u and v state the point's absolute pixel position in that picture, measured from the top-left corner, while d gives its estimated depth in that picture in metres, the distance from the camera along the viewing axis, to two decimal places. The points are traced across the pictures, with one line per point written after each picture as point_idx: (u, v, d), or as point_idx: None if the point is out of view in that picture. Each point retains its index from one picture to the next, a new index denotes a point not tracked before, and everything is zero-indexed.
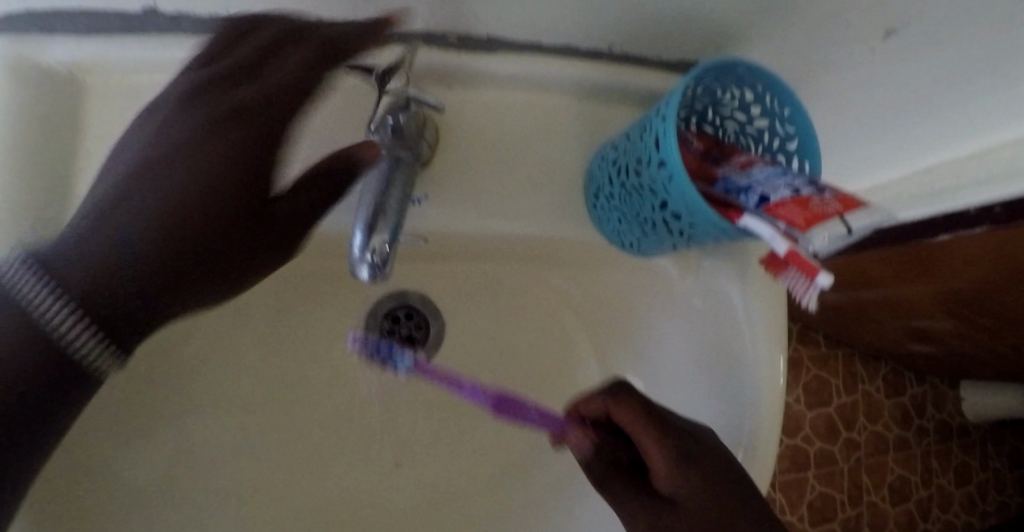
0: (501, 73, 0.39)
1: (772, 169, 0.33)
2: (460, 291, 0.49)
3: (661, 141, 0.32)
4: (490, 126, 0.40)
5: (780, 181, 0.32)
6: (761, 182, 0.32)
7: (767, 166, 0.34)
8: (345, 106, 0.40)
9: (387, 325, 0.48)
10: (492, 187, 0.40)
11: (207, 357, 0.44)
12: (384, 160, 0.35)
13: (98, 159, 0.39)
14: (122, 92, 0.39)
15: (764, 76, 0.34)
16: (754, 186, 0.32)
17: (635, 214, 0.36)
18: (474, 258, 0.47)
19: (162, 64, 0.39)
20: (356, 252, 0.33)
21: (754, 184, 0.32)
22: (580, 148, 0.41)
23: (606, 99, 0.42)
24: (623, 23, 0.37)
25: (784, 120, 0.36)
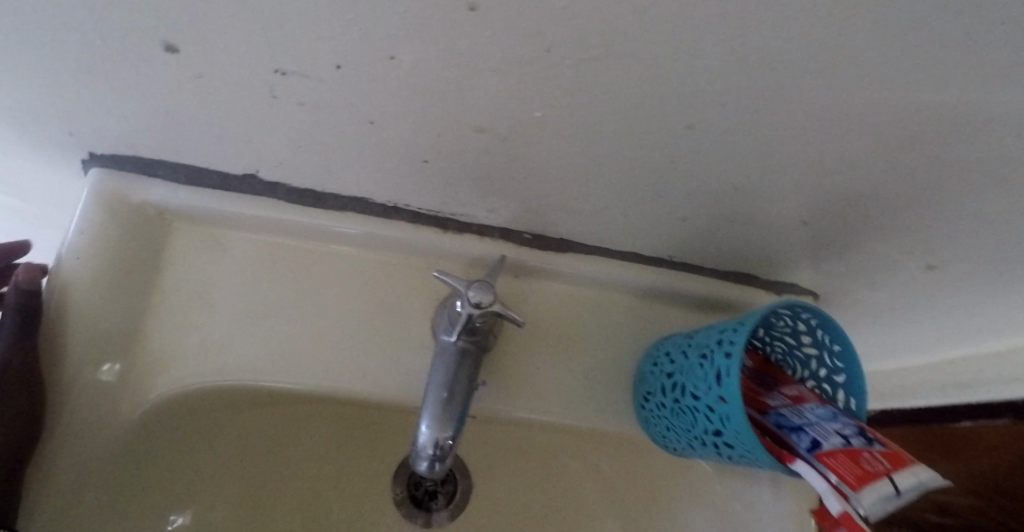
0: (563, 268, 0.42)
1: (824, 411, 0.35)
2: (492, 473, 0.47)
3: (724, 377, 0.34)
4: (547, 314, 0.43)
5: (831, 425, 0.34)
6: (814, 424, 0.34)
7: (818, 404, 0.36)
8: (412, 284, 0.43)
9: (413, 476, 0.47)
10: (545, 373, 0.42)
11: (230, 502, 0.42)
12: (454, 352, 0.37)
13: (170, 294, 0.41)
14: (203, 239, 0.42)
15: (816, 316, 0.37)
16: (806, 428, 0.34)
17: (686, 431, 0.38)
18: (509, 437, 0.47)
19: (246, 221, 0.42)
20: (422, 441, 0.35)
21: (806, 425, 0.34)
22: (626, 338, 0.44)
23: (657, 297, 0.44)
24: (680, 243, 0.41)
25: (834, 354, 0.38)
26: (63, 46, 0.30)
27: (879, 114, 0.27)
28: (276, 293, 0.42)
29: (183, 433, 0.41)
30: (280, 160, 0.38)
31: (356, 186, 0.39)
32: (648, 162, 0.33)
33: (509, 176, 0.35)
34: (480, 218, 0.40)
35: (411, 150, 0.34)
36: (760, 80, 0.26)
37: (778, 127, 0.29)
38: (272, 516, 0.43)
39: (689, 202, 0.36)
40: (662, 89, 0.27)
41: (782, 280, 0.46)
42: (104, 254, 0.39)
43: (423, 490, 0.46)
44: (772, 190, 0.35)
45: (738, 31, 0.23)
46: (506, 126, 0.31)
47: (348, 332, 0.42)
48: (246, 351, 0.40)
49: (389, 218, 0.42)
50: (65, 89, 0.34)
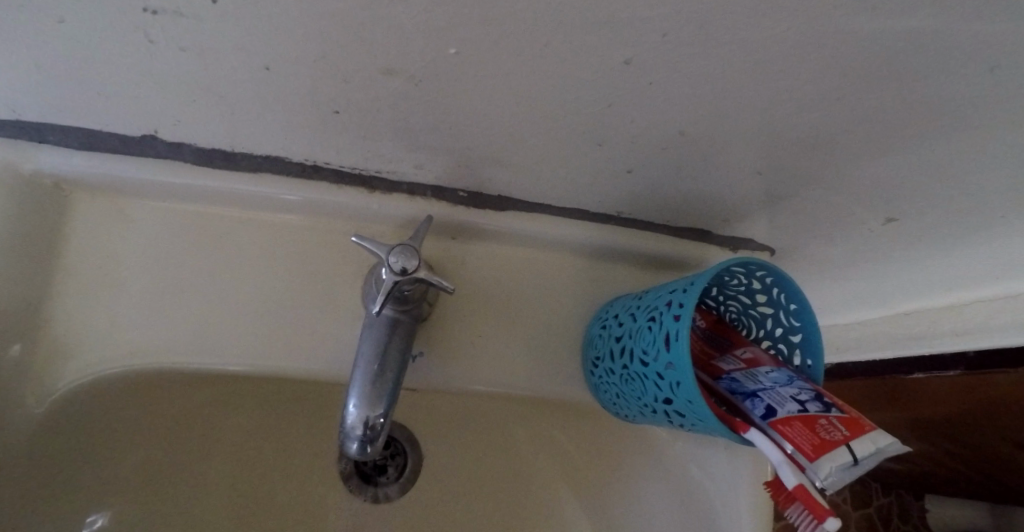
0: (505, 229, 0.39)
1: (779, 375, 0.34)
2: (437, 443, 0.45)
3: (673, 343, 0.32)
4: (489, 280, 0.39)
5: (786, 390, 0.33)
6: (768, 390, 0.33)
7: (773, 368, 0.35)
8: (341, 253, 0.39)
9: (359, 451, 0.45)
10: (487, 344, 0.39)
11: (155, 480, 0.41)
12: (382, 324, 0.34)
13: (79, 273, 0.37)
14: (107, 211, 0.38)
15: (772, 273, 0.35)
16: (761, 394, 0.33)
17: (636, 397, 0.36)
18: (454, 408, 0.45)
19: (150, 188, 0.37)
20: (350, 422, 0.32)
21: (761, 391, 0.33)
22: (576, 303, 0.41)
23: (609, 257, 0.41)
24: (632, 198, 0.38)
25: (789, 312, 0.36)
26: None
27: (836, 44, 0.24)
28: (191, 267, 0.38)
29: (98, 423, 0.38)
30: (177, 117, 0.34)
31: (268, 145, 0.35)
32: (583, 108, 0.29)
33: (432, 128, 0.31)
34: (410, 177, 0.36)
35: (318, 101, 0.30)
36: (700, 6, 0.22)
37: (725, 64, 0.26)
38: (204, 499, 0.42)
39: (635, 152, 0.33)
40: (590, 18, 0.23)
41: (739, 236, 0.43)
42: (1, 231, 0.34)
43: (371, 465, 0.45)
44: (722, 137, 0.32)
45: None
46: (419, 69, 0.27)
47: (271, 308, 0.38)
48: (160, 331, 0.37)
49: (310, 180, 0.37)
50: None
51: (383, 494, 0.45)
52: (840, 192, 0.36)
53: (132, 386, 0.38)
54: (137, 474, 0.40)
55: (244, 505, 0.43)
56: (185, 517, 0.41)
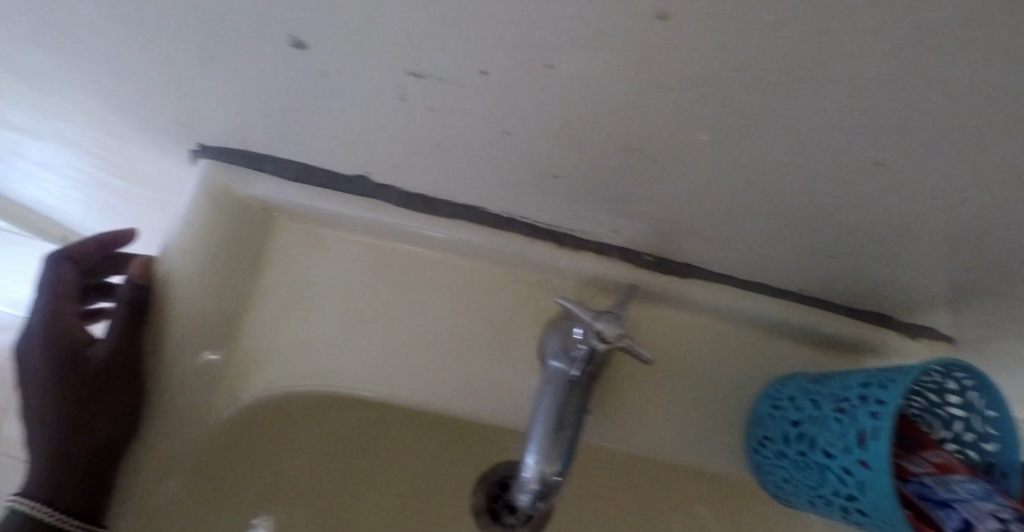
0: (680, 295, 0.39)
1: (977, 488, 0.32)
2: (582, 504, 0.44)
3: (869, 439, 0.30)
4: (655, 342, 0.40)
5: (986, 505, 0.31)
6: (964, 502, 0.32)
7: (967, 476, 0.33)
8: (517, 299, 0.41)
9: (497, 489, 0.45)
10: (650, 407, 0.39)
11: (314, 492, 0.42)
12: (564, 382, 0.34)
13: (276, 290, 0.41)
14: (306, 238, 0.42)
15: (978, 379, 0.34)
16: (955, 504, 0.32)
17: (809, 487, 0.34)
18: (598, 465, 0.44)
19: (352, 221, 0.41)
20: (525, 474, 0.33)
21: (956, 502, 0.32)
22: (741, 374, 0.40)
23: (778, 333, 0.41)
24: (820, 278, 0.37)
25: (986, 419, 0.35)
26: (185, 36, 0.30)
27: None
28: (377, 296, 0.41)
29: (272, 434, 0.40)
30: (395, 163, 0.37)
31: (471, 195, 0.37)
32: (805, 195, 0.29)
33: (644, 197, 0.32)
34: (598, 236, 0.38)
35: (541, 164, 0.32)
36: (987, 116, 0.22)
37: (985, 171, 0.25)
38: (353, 524, 0.42)
39: (845, 239, 0.32)
40: (861, 120, 0.24)
41: (921, 325, 0.41)
42: (217, 246, 0.39)
43: (502, 503, 0.44)
44: (948, 233, 0.30)
45: (976, 58, 0.19)
46: (655, 146, 0.28)
47: (446, 345, 0.40)
48: (344, 354, 0.39)
49: (500, 229, 0.39)
50: (185, 79, 0.34)
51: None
52: None
53: (312, 403, 0.40)
54: (300, 483, 0.42)
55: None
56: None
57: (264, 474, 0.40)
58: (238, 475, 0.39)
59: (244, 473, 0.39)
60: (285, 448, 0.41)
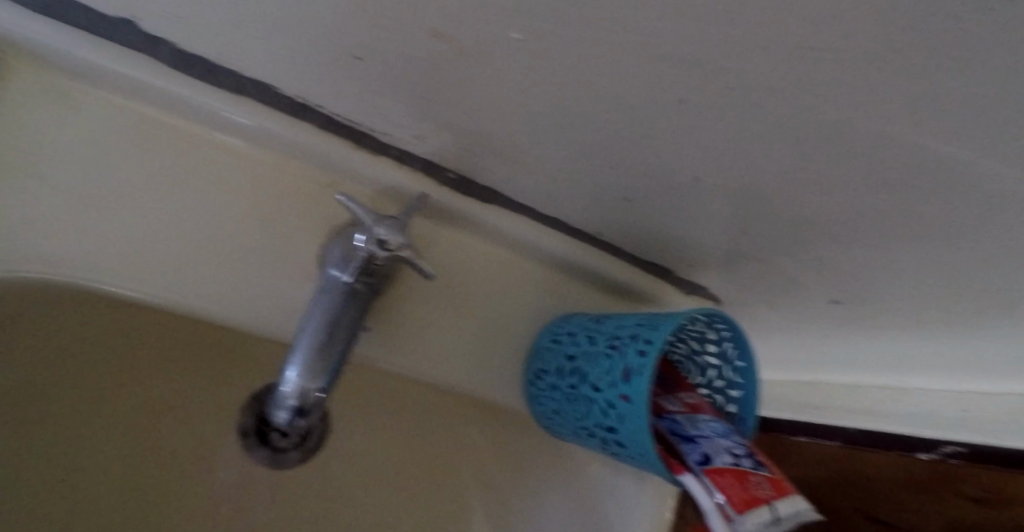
0: (483, 222, 0.38)
1: (717, 425, 0.36)
2: (361, 424, 0.42)
3: (632, 374, 0.32)
4: (453, 268, 0.38)
5: (723, 442, 0.35)
6: (706, 438, 0.35)
7: (712, 418, 0.37)
8: (307, 201, 0.36)
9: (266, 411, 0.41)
10: (437, 332, 0.38)
11: (26, 399, 0.34)
12: (340, 292, 0.31)
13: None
14: (47, 88, 0.32)
15: (731, 329, 0.38)
16: (698, 440, 0.35)
17: (574, 418, 0.36)
18: (381, 388, 0.42)
19: (101, 75, 0.32)
20: (285, 387, 0.30)
21: (699, 437, 0.35)
22: (533, 309, 0.41)
23: (569, 274, 0.42)
24: (616, 222, 0.38)
25: (734, 369, 0.40)
26: None
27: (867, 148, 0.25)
28: (134, 174, 0.33)
29: None
30: (161, 5, 0.29)
31: (261, 67, 0.31)
32: (603, 128, 0.29)
33: (452, 104, 0.30)
34: (404, 144, 0.34)
35: (337, 38, 0.27)
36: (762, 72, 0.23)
37: (753, 133, 0.27)
38: (87, 441, 0.36)
39: (638, 186, 0.34)
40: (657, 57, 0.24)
41: (695, 283, 0.46)
42: None
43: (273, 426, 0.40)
44: (719, 193, 0.33)
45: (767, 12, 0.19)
46: (465, 39, 0.25)
47: (215, 240, 0.34)
48: (76, 238, 0.31)
49: (295, 116, 0.34)
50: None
51: (279, 461, 0.40)
52: (798, 268, 0.39)
53: (31, 297, 0.32)
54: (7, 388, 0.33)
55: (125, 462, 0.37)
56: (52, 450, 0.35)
57: None
58: None
59: None
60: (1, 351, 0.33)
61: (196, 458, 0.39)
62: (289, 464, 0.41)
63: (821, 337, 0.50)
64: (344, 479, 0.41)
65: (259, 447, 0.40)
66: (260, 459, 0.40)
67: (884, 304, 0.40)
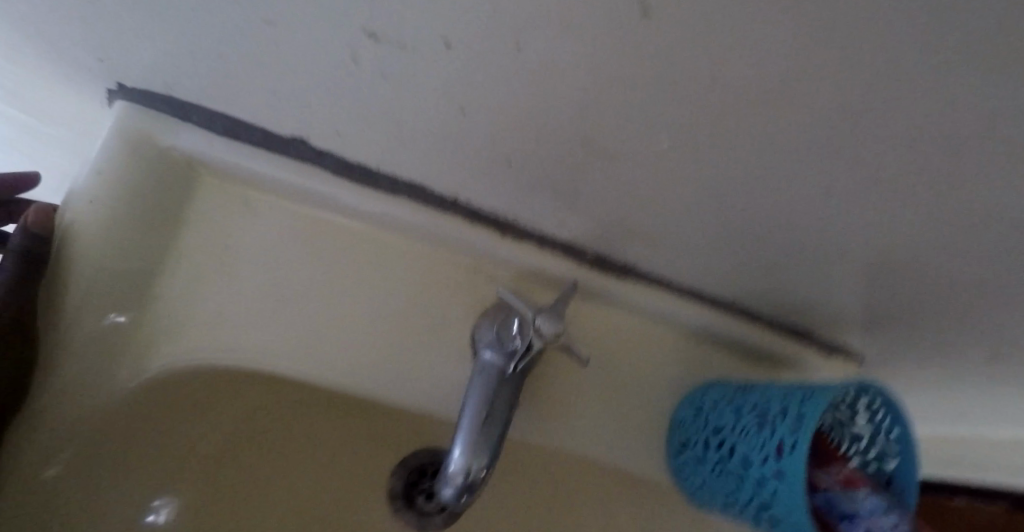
0: (618, 294, 0.39)
1: (876, 504, 0.34)
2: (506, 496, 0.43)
3: (784, 450, 0.32)
4: (591, 339, 0.40)
5: None
6: None
7: (871, 492, 0.35)
8: (455, 283, 0.40)
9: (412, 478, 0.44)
10: (580, 402, 0.39)
11: (228, 467, 0.39)
12: (496, 373, 0.34)
13: (199, 256, 0.38)
14: (228, 195, 0.40)
15: (881, 397, 0.37)
16: None
17: (723, 494, 0.36)
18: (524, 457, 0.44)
19: (281, 188, 0.38)
20: (452, 467, 0.32)
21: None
22: (671, 376, 0.41)
23: (703, 338, 0.42)
24: (753, 286, 0.38)
25: (891, 438, 0.38)
26: None
27: None
28: (312, 269, 0.38)
29: (181, 407, 0.37)
30: (339, 129, 0.34)
31: (416, 172, 0.35)
32: (746, 204, 0.30)
33: (595, 192, 0.32)
34: (544, 228, 0.37)
35: (492, 147, 0.31)
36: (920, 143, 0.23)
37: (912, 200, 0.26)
38: (274, 506, 0.40)
39: (780, 252, 0.34)
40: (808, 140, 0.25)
41: (839, 342, 0.44)
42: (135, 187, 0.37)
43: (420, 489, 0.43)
44: (871, 255, 0.32)
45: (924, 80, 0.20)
46: (614, 139, 0.27)
47: (380, 323, 0.38)
48: (271, 329, 0.37)
49: (444, 210, 0.38)
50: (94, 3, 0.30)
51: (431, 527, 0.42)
52: (959, 323, 0.37)
53: (224, 378, 0.37)
54: (212, 456, 0.39)
55: (295, 522, 0.40)
56: (248, 512, 0.39)
57: (173, 445, 0.37)
58: (147, 439, 0.36)
59: (157, 437, 0.37)
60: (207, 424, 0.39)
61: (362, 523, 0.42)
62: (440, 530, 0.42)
63: (983, 396, 0.46)
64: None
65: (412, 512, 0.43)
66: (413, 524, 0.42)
67: None
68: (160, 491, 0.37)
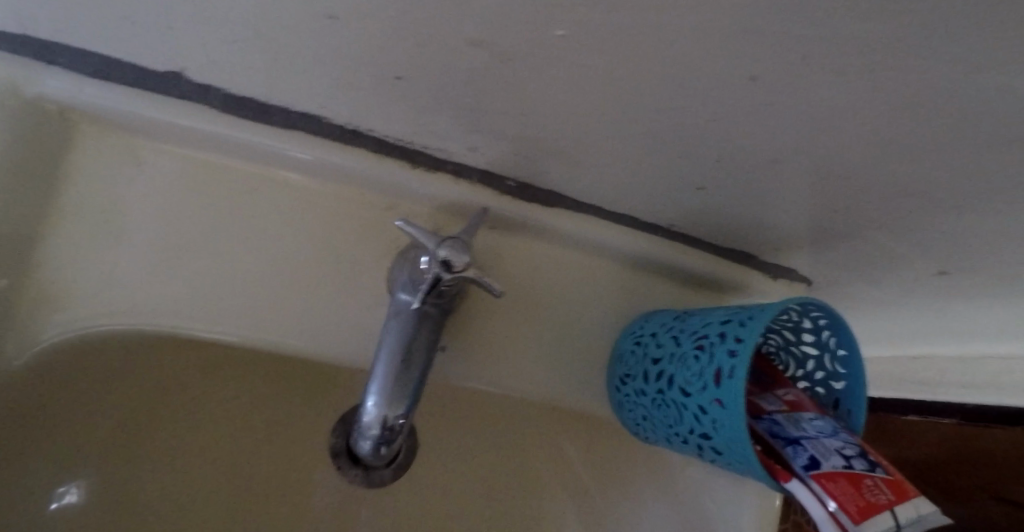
0: (548, 226, 0.37)
1: (823, 424, 0.33)
2: (449, 444, 0.42)
3: (724, 378, 0.30)
4: (522, 276, 0.37)
5: (830, 442, 0.32)
6: (812, 439, 0.32)
7: (815, 415, 0.34)
8: (371, 226, 0.37)
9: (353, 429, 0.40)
10: (514, 343, 0.37)
11: (142, 439, 0.37)
12: (411, 316, 0.31)
13: (80, 214, 0.33)
14: (113, 147, 0.34)
15: (829, 317, 0.35)
16: (803, 441, 0.32)
17: (665, 425, 0.34)
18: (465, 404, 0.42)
19: (161, 128, 0.34)
20: (366, 418, 0.30)
21: (804, 439, 0.32)
22: (611, 309, 0.39)
23: (643, 269, 0.40)
24: (688, 207, 0.36)
25: (836, 358, 0.36)
26: None
27: (975, 89, 0.22)
28: (207, 219, 0.35)
29: (81, 382, 0.34)
30: (210, 55, 0.30)
31: (310, 101, 0.32)
32: (665, 111, 0.27)
33: (504, 110, 0.29)
34: (459, 157, 0.34)
35: (379, 62, 0.27)
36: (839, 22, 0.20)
37: (837, 91, 0.24)
38: (195, 476, 0.38)
39: (711, 167, 0.32)
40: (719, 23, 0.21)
41: (783, 265, 0.43)
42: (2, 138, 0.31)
43: None
44: (803, 162, 0.30)
45: None
46: (510, 42, 0.24)
47: (289, 275, 0.35)
48: (164, 288, 0.33)
49: (350, 145, 0.34)
50: None
51: (376, 478, 0.39)
52: (899, 235, 0.35)
53: (121, 345, 0.34)
54: (122, 431, 0.36)
55: (223, 490, 0.38)
56: (169, 485, 0.37)
57: (75, 423, 0.34)
58: (42, 420, 0.33)
59: (54, 416, 0.33)
60: (114, 394, 0.36)
61: (296, 485, 0.40)
62: (387, 479, 0.40)
63: (932, 316, 0.46)
64: (440, 498, 0.41)
65: (352, 466, 0.39)
66: (353, 479, 0.39)
67: (1004, 262, 0.36)
68: (63, 473, 0.34)
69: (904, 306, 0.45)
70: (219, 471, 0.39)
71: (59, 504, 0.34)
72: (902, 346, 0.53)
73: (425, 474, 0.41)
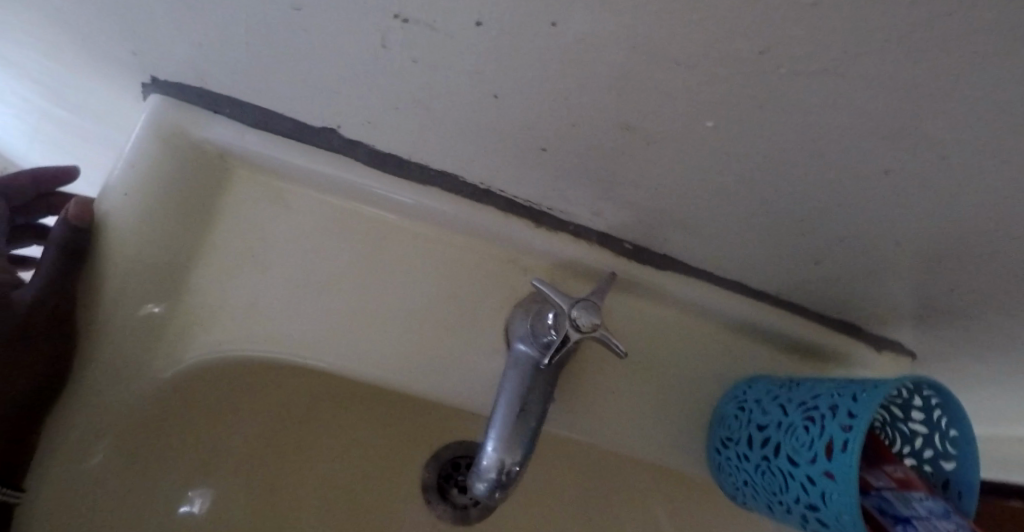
0: (657, 286, 0.38)
1: (937, 507, 0.32)
2: (537, 487, 0.43)
3: (835, 450, 0.30)
4: (627, 333, 0.39)
5: (945, 527, 0.31)
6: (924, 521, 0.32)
7: (928, 496, 0.33)
8: (488, 275, 0.39)
9: (447, 468, 0.43)
10: (616, 397, 0.38)
11: (259, 456, 0.40)
12: (529, 367, 0.33)
13: (229, 246, 0.37)
14: (263, 191, 0.38)
15: (941, 396, 0.34)
16: None
17: (768, 492, 0.34)
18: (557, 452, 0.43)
19: (309, 176, 0.38)
20: (485, 461, 0.31)
21: (915, 519, 0.32)
22: (710, 369, 0.40)
23: (745, 333, 0.41)
24: (800, 277, 0.36)
25: (948, 438, 0.35)
26: None
27: None
28: (341, 260, 0.38)
29: (217, 400, 0.37)
30: (367, 118, 0.33)
31: (446, 160, 0.35)
32: (797, 193, 0.28)
33: (634, 181, 0.31)
34: (579, 217, 0.36)
35: (526, 135, 0.29)
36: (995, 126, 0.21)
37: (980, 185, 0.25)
38: (301, 495, 0.40)
39: (832, 244, 0.32)
40: (871, 121, 0.23)
41: (889, 338, 0.42)
42: (173, 182, 0.36)
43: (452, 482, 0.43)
44: (931, 246, 0.30)
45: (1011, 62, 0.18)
46: (658, 127, 0.26)
47: (411, 316, 0.38)
48: (299, 321, 0.37)
49: (475, 199, 0.37)
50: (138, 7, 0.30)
51: (461, 514, 0.42)
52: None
53: (257, 368, 0.37)
54: (243, 448, 0.39)
55: (327, 513, 0.41)
56: (278, 503, 0.40)
57: (207, 436, 0.38)
58: (183, 430, 0.36)
59: (192, 429, 0.37)
60: (241, 413, 0.39)
61: (394, 515, 0.42)
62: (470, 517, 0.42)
63: None
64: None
65: (443, 501, 0.43)
66: (440, 514, 0.42)
67: None
68: (194, 479, 0.37)
69: (1020, 387, 0.43)
70: (325, 493, 0.41)
71: (186, 513, 0.36)
72: (1011, 427, 0.50)
73: (514, 516, 0.42)
